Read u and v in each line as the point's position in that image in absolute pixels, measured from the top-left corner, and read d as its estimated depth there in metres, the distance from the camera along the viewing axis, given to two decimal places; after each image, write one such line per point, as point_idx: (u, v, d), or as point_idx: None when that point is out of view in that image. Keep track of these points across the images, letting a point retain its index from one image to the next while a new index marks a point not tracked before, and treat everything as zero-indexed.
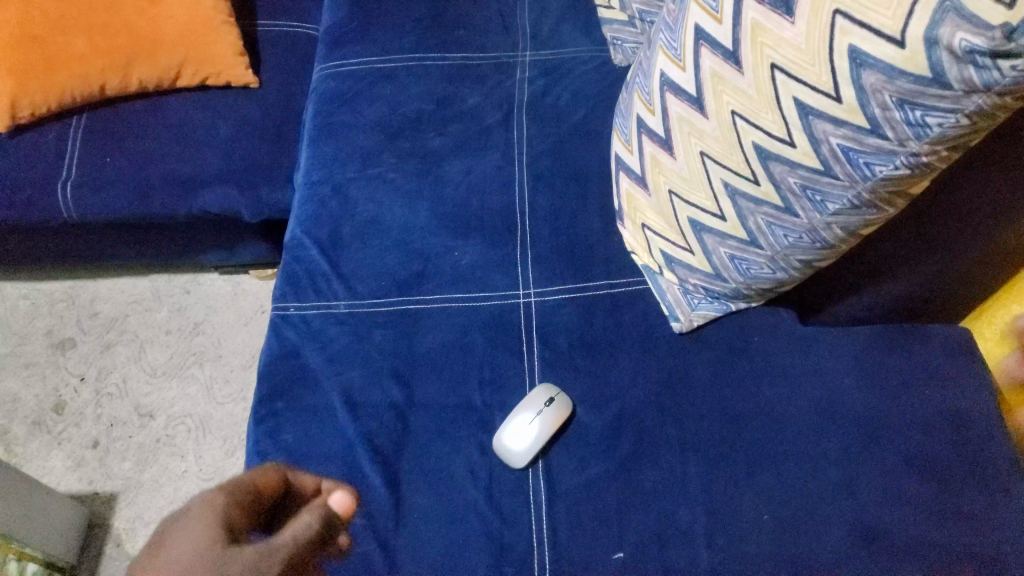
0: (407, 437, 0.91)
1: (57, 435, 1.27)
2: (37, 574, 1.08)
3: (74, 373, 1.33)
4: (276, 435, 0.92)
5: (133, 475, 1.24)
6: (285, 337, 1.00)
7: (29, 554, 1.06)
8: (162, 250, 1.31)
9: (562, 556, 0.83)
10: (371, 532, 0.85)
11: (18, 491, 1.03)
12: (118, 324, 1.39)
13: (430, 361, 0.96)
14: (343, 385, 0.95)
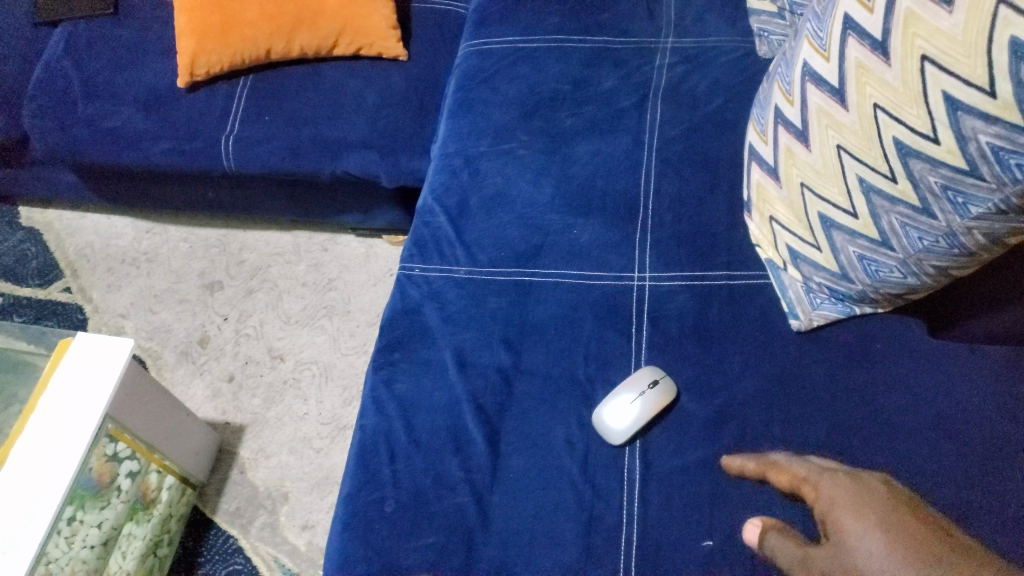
0: (511, 401, 0.95)
1: (200, 366, 1.40)
2: (174, 488, 1.21)
3: (219, 313, 1.46)
4: (391, 385, 0.98)
5: (261, 411, 1.35)
6: (407, 294, 1.05)
7: (168, 467, 1.19)
8: (305, 206, 1.42)
9: (649, 535, 0.84)
10: (468, 485, 0.89)
11: (163, 409, 1.15)
12: (261, 273, 1.50)
13: (540, 332, 0.99)
14: (456, 345, 0.99)
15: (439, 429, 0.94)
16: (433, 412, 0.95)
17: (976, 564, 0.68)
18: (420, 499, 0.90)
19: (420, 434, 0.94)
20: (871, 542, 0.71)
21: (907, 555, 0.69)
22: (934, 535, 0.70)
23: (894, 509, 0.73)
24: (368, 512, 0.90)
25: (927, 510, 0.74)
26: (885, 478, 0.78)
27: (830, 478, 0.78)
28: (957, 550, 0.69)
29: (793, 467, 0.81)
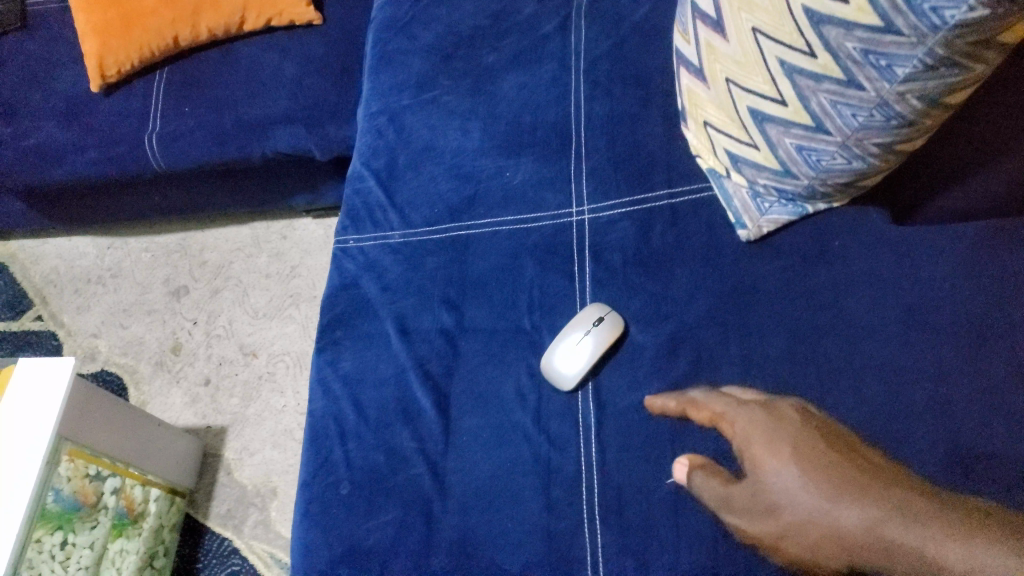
0: (457, 362, 0.90)
1: (175, 374, 1.38)
2: (162, 499, 1.19)
3: (188, 318, 1.44)
4: (335, 364, 0.94)
5: (240, 410, 1.32)
6: (344, 269, 1.01)
7: (152, 481, 1.16)
8: (253, 195, 1.38)
9: (610, 480, 0.79)
10: (421, 455, 0.85)
11: (134, 422, 1.11)
12: (224, 271, 1.47)
13: (481, 284, 0.94)
14: (397, 312, 0.95)
15: (387, 401, 0.90)
16: (378, 386, 0.91)
17: (887, 477, 0.67)
18: (374, 476, 0.86)
19: (368, 410, 0.90)
20: (785, 474, 0.70)
21: (819, 483, 0.68)
22: (846, 458, 0.69)
23: (808, 438, 0.71)
24: (323, 497, 0.87)
25: (842, 430, 0.72)
26: (800, 403, 0.75)
27: (745, 411, 0.75)
28: (869, 467, 0.68)
29: (711, 407, 0.77)
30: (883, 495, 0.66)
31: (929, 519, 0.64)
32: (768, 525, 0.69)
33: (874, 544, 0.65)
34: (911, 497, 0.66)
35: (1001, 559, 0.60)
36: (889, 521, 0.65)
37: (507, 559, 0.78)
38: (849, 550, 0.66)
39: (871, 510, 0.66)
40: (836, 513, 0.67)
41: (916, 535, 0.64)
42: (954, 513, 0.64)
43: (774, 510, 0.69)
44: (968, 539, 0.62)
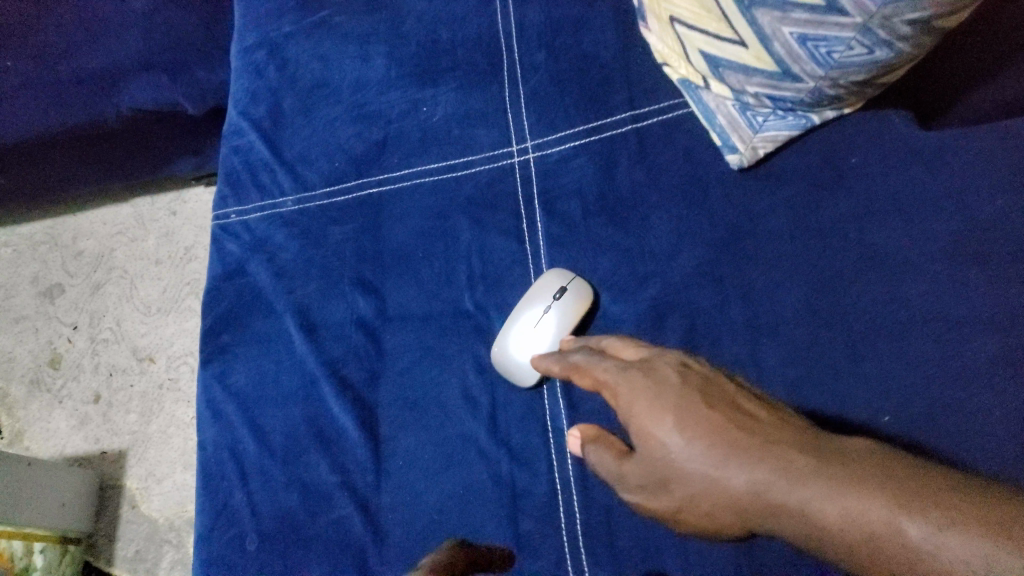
0: (383, 362, 0.70)
1: (57, 393, 1.14)
2: (49, 550, 0.96)
3: (66, 323, 1.19)
4: (226, 379, 0.73)
5: (140, 428, 1.10)
6: (226, 253, 0.79)
7: (34, 533, 0.93)
8: (120, 166, 1.12)
9: (594, 503, 0.61)
10: (347, 491, 0.66)
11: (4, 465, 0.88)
12: (105, 261, 1.22)
13: (403, 257, 0.73)
14: (298, 304, 0.73)
15: (297, 424, 0.70)
16: (285, 403, 0.71)
17: (780, 433, 0.47)
18: (290, 525, 0.67)
19: (274, 436, 0.70)
20: (663, 440, 0.49)
21: (706, 447, 0.47)
22: (731, 414, 0.49)
23: (689, 397, 0.50)
24: (226, 559, 0.66)
25: (728, 384, 0.52)
26: (679, 359, 0.55)
27: (623, 380, 0.53)
28: (758, 424, 0.48)
29: (593, 373, 0.56)
30: (775, 455, 0.46)
31: (822, 478, 0.44)
32: (664, 500, 0.51)
33: (767, 514, 0.46)
34: (804, 453, 0.46)
35: (896, 518, 0.41)
36: (777, 483, 0.45)
37: None
38: (745, 518, 0.47)
39: (759, 471, 0.46)
40: (723, 481, 0.47)
41: (805, 497, 0.44)
42: (852, 467, 0.44)
43: (663, 483, 0.50)
44: (862, 498, 0.42)
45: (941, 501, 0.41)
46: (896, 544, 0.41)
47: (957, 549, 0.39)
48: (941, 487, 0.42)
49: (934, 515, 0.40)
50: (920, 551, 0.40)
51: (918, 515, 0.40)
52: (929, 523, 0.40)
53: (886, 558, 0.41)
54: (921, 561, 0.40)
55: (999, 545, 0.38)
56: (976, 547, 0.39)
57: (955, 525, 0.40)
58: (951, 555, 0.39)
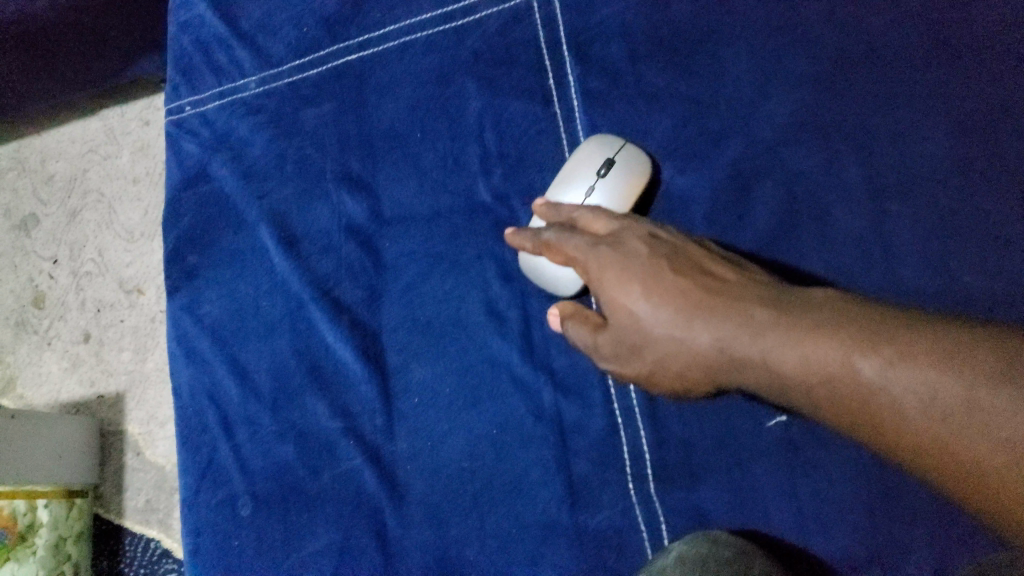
0: (386, 276, 0.55)
1: (45, 335, 0.91)
2: (57, 509, 0.76)
3: (46, 256, 0.93)
4: (197, 310, 0.58)
5: (138, 366, 0.87)
6: (181, 154, 0.62)
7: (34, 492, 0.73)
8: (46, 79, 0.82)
9: (669, 436, 0.49)
10: (355, 439, 0.53)
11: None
12: (79, 184, 0.93)
13: (399, 142, 0.57)
14: (275, 212, 0.58)
15: (286, 359, 0.56)
16: (269, 335, 0.57)
17: (744, 288, 0.39)
18: (289, 484, 0.54)
19: (260, 377, 0.56)
20: (629, 308, 0.40)
21: (675, 309, 0.39)
22: (694, 278, 0.40)
23: (654, 259, 0.41)
24: (218, 527, 0.54)
25: (691, 249, 0.42)
26: (648, 227, 0.44)
27: (597, 262, 0.43)
28: (721, 283, 0.40)
29: (564, 252, 0.45)
30: (740, 312, 0.37)
31: (789, 325, 0.36)
32: (635, 371, 0.42)
33: (733, 371, 0.38)
34: (769, 306, 0.37)
35: (852, 357, 0.34)
36: (743, 336, 0.37)
37: None
38: (708, 378, 0.39)
39: (722, 328, 0.38)
40: (684, 342, 0.39)
41: (770, 347, 0.36)
42: (818, 314, 0.36)
43: (631, 352, 0.41)
44: (822, 342, 0.35)
45: (898, 333, 0.34)
46: (851, 386, 0.34)
47: (910, 383, 0.33)
48: (907, 321, 0.35)
49: (887, 350, 0.34)
50: (876, 390, 0.34)
51: (872, 350, 0.34)
52: (883, 357, 0.33)
53: (840, 402, 0.35)
54: (874, 398, 0.34)
55: (957, 375, 0.32)
56: (929, 378, 0.33)
57: (910, 357, 0.33)
58: (904, 389, 0.33)
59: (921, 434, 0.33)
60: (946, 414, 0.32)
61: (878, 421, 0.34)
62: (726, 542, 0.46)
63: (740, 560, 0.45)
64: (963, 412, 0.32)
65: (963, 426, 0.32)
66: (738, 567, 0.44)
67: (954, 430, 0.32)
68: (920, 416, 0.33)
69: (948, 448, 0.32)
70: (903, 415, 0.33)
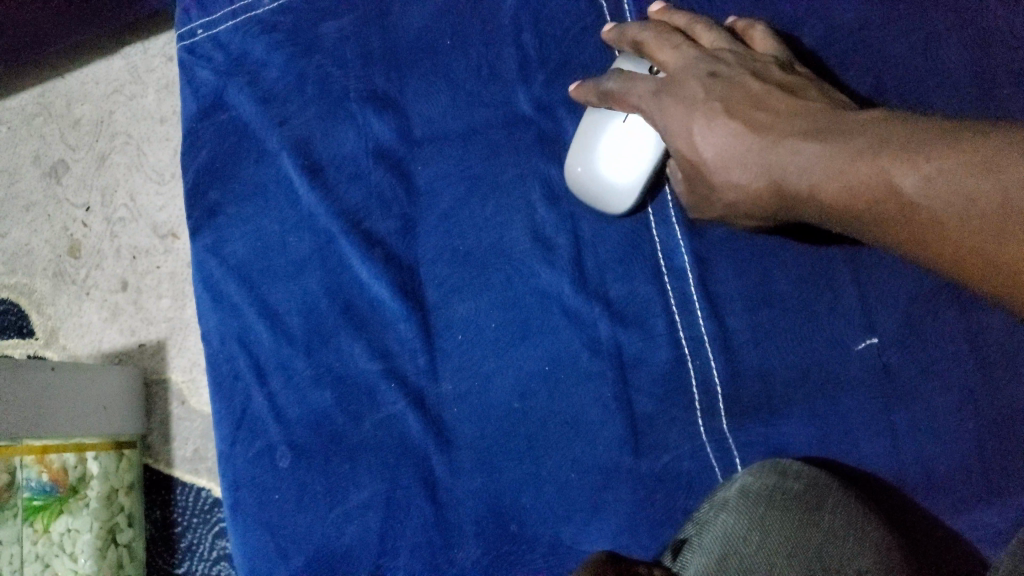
0: (420, 203, 0.50)
1: (83, 285, 0.82)
2: (108, 460, 0.71)
3: (77, 203, 0.83)
4: (222, 249, 0.54)
5: (177, 314, 0.79)
6: (195, 81, 0.56)
7: (86, 441, 0.69)
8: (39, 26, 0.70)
9: (745, 364, 0.44)
10: (396, 382, 0.49)
11: (22, 366, 0.62)
12: (106, 127, 0.83)
13: (428, 52, 0.51)
14: (297, 139, 0.53)
15: (318, 298, 0.52)
16: (298, 274, 0.52)
17: (793, 118, 0.36)
18: (328, 432, 0.50)
19: (291, 319, 0.52)
20: (692, 147, 0.38)
21: (732, 144, 0.37)
22: (748, 112, 0.37)
23: (712, 92, 0.38)
24: (258, 479, 0.51)
25: (750, 76, 0.38)
26: (709, 55, 0.40)
27: (658, 110, 0.39)
28: (773, 115, 0.36)
29: (631, 102, 0.41)
30: (788, 149, 0.35)
31: (838, 147, 0.33)
32: (709, 210, 0.41)
33: (791, 208, 0.36)
34: (817, 137, 0.34)
35: (892, 174, 0.32)
36: (795, 165, 0.35)
37: (581, 532, 0.46)
38: (769, 213, 0.38)
39: (773, 158, 0.35)
40: (740, 187, 0.37)
41: (820, 173, 0.34)
42: (863, 137, 0.33)
43: (699, 192, 0.40)
44: (861, 165, 0.32)
45: (937, 140, 0.31)
46: (894, 204, 0.32)
47: (948, 191, 0.30)
48: (958, 130, 0.31)
49: (928, 165, 0.31)
50: (916, 206, 0.31)
51: (914, 162, 0.31)
52: (922, 168, 0.31)
53: (887, 221, 0.33)
54: (916, 213, 0.31)
55: (996, 175, 0.30)
56: (967, 184, 0.30)
57: (952, 167, 0.30)
58: (944, 200, 0.31)
59: (964, 245, 0.31)
60: (988, 220, 0.30)
61: (921, 236, 0.32)
62: (796, 474, 0.42)
63: (812, 496, 0.42)
64: (1008, 214, 0.29)
65: (1006, 232, 0.29)
66: (806, 501, 0.42)
67: (996, 236, 0.30)
68: (963, 225, 0.30)
69: (990, 256, 0.30)
70: (945, 227, 0.31)
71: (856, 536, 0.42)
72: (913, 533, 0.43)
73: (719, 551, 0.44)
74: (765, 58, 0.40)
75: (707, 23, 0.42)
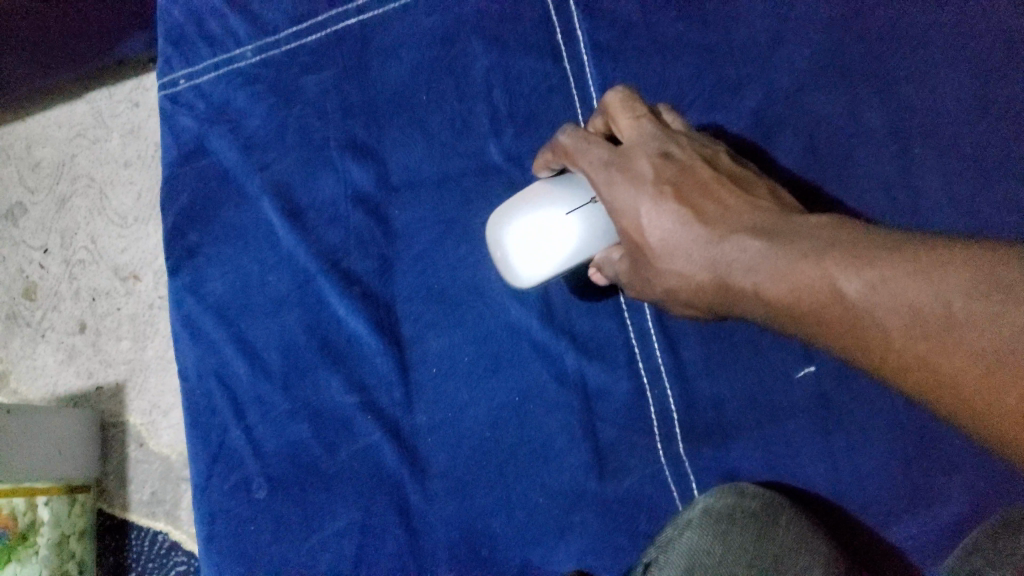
0: (396, 246, 0.53)
1: (38, 327, 0.82)
2: (60, 504, 0.70)
3: (34, 245, 0.83)
4: (201, 288, 0.56)
5: (136, 356, 0.80)
6: (177, 128, 0.59)
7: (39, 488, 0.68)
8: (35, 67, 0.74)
9: (699, 395, 0.48)
10: (372, 413, 0.52)
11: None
12: (67, 170, 0.83)
13: (405, 106, 0.55)
14: (278, 183, 0.56)
15: (296, 334, 0.54)
16: (277, 311, 0.55)
17: (738, 213, 0.37)
18: (305, 464, 0.52)
19: (269, 355, 0.54)
20: (638, 230, 0.38)
21: (682, 234, 0.37)
22: (697, 200, 0.37)
23: (664, 177, 0.38)
24: (234, 510, 0.53)
25: (702, 163, 0.39)
26: (663, 135, 0.41)
27: (606, 184, 0.39)
28: (719, 207, 0.37)
29: (581, 164, 0.41)
30: (734, 244, 0.36)
31: (784, 247, 0.35)
32: (649, 293, 0.41)
33: (732, 300, 0.37)
34: (761, 234, 0.36)
35: (836, 280, 0.33)
36: (742, 261, 0.36)
37: (549, 554, 0.49)
38: (711, 303, 0.38)
39: (722, 252, 0.36)
40: (682, 276, 0.38)
41: (766, 272, 0.35)
42: (810, 239, 0.34)
43: (641, 278, 0.40)
44: (807, 266, 0.34)
45: (881, 252, 0.33)
46: (838, 308, 0.33)
47: (891, 301, 0.32)
48: (902, 244, 0.33)
49: (871, 272, 0.33)
50: (860, 312, 0.33)
51: (858, 269, 0.33)
52: (867, 278, 0.32)
53: (829, 324, 0.34)
54: (859, 319, 0.33)
55: (939, 290, 0.32)
56: (910, 297, 0.32)
57: (894, 277, 0.32)
58: (887, 310, 0.32)
59: (906, 354, 0.32)
60: (930, 331, 0.32)
61: (863, 341, 0.33)
62: (753, 495, 0.46)
63: (767, 513, 0.46)
64: (947, 328, 0.31)
65: (945, 345, 0.31)
66: (763, 520, 0.46)
67: (933, 350, 0.31)
68: (906, 335, 0.32)
69: (929, 366, 0.32)
70: (886, 337, 0.33)
71: (807, 549, 0.46)
72: (852, 545, 0.47)
73: (685, 565, 0.46)
74: (715, 147, 0.42)
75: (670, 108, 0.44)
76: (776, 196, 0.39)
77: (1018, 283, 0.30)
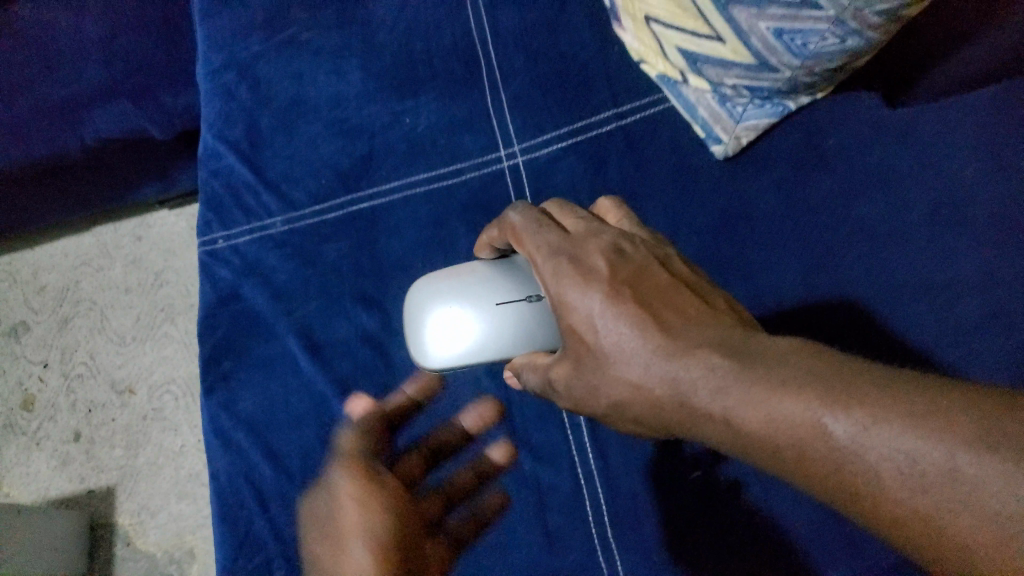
0: (394, 376, 0.70)
1: (33, 436, 1.03)
2: None
3: (35, 361, 1.06)
4: (233, 406, 0.72)
5: (127, 463, 1.01)
6: (216, 278, 0.75)
7: None
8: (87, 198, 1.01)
9: (621, 492, 0.66)
10: None
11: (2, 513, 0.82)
12: (71, 294, 1.08)
13: (404, 271, 0.73)
14: (301, 325, 0.73)
15: (312, 444, 0.70)
16: (298, 425, 0.71)
17: (700, 330, 0.41)
18: None
19: (290, 460, 0.69)
20: (600, 338, 0.42)
21: (647, 349, 0.40)
22: (652, 310, 0.42)
23: (622, 285, 0.43)
24: None
25: (657, 270, 0.46)
26: (612, 238, 0.48)
27: (557, 280, 0.45)
28: (680, 321, 0.41)
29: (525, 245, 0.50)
30: (700, 361, 0.39)
31: (758, 370, 0.37)
32: (603, 403, 0.44)
33: (693, 422, 0.40)
34: (727, 355, 0.39)
35: (822, 416, 0.35)
36: (710, 380, 0.38)
37: None
38: (674, 425, 0.41)
39: (691, 371, 0.39)
40: (635, 385, 0.41)
41: (740, 397, 0.37)
42: (788, 368, 0.37)
43: (593, 389, 0.44)
44: (791, 401, 0.36)
45: (870, 393, 0.35)
46: (822, 445, 0.35)
47: (882, 445, 0.34)
48: (888, 382, 0.35)
49: (859, 413, 0.34)
50: (845, 452, 0.35)
51: (846, 408, 0.35)
52: (855, 419, 0.34)
53: (810, 459, 0.36)
54: (846, 461, 0.35)
55: (936, 443, 0.33)
56: (904, 445, 0.33)
57: (883, 418, 0.34)
58: (878, 452, 0.34)
59: (902, 504, 0.34)
60: (930, 484, 0.33)
61: (845, 479, 0.35)
62: None
63: None
64: (947, 481, 0.32)
65: (941, 497, 0.33)
66: None
67: (927, 500, 0.33)
68: (896, 482, 0.34)
69: (924, 517, 0.33)
70: (875, 481, 0.34)
71: None
72: None
73: None
74: (665, 250, 0.49)
75: (613, 203, 0.57)
76: (731, 312, 0.44)
77: (1014, 434, 0.32)
